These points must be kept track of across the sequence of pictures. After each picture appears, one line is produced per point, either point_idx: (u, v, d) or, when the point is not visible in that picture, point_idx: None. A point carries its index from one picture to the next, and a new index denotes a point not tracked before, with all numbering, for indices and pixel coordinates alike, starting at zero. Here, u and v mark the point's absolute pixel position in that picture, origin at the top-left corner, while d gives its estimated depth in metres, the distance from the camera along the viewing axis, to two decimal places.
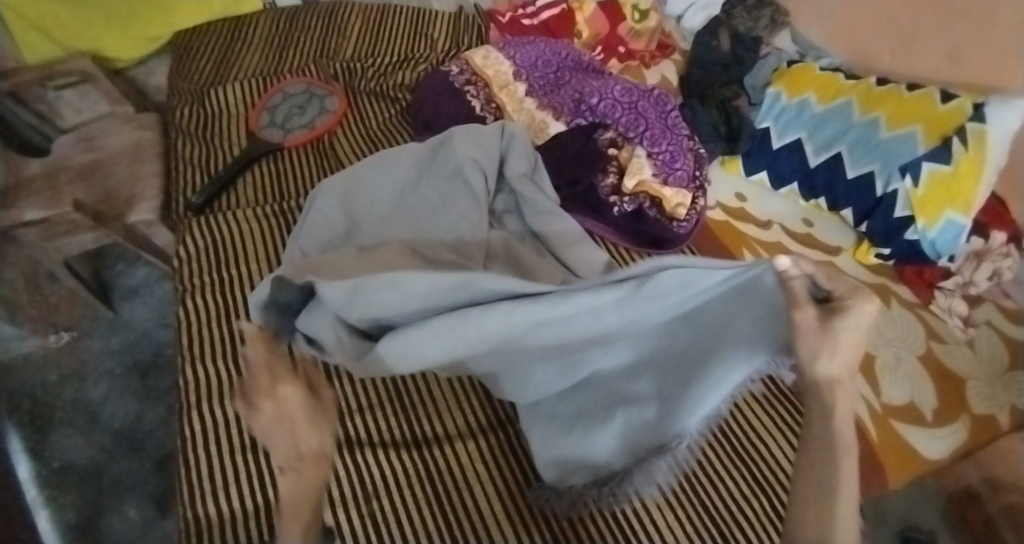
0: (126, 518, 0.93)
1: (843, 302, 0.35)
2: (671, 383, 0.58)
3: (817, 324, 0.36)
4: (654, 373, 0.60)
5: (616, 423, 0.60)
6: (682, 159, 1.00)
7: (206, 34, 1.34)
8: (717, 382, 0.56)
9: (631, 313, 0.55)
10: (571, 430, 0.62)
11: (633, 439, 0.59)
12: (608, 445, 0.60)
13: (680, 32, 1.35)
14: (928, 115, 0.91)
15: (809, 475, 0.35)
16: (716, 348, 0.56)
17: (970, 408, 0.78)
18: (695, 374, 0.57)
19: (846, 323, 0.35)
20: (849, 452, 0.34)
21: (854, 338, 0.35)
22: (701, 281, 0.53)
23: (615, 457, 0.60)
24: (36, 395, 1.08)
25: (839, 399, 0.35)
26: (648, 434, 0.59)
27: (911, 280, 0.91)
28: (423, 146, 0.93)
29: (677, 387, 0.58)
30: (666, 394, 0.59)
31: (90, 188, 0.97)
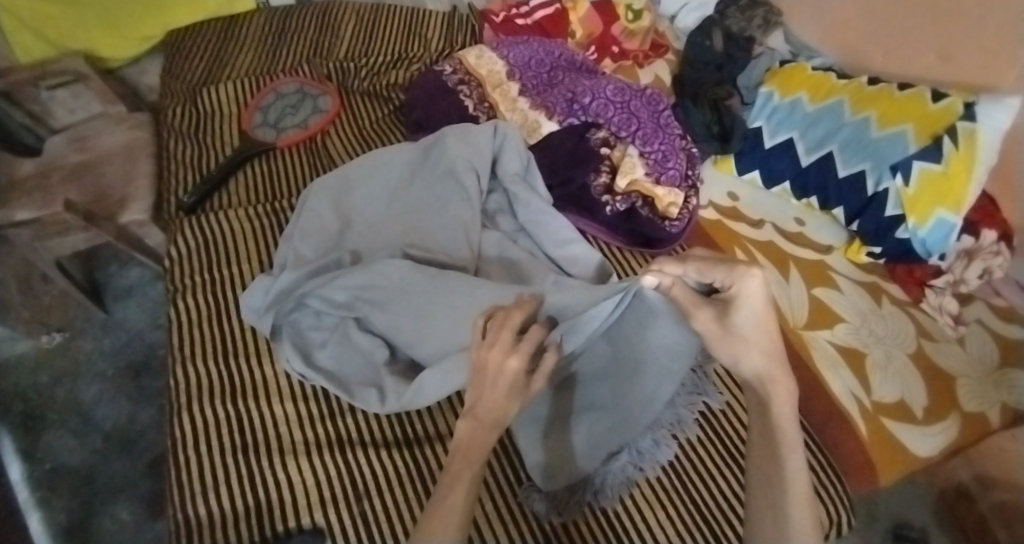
0: (118, 519, 0.93)
1: (730, 291, 0.41)
2: (628, 390, 0.66)
3: (715, 327, 0.42)
4: (606, 380, 0.68)
5: (580, 428, 0.66)
6: (674, 158, 1.00)
7: (198, 33, 1.34)
8: (662, 387, 0.66)
9: (580, 334, 0.63)
10: (547, 433, 0.65)
11: (596, 445, 0.66)
12: (573, 452, 0.65)
13: (673, 32, 1.35)
14: (918, 113, 0.91)
15: (766, 482, 0.41)
16: (654, 359, 0.65)
17: (960, 405, 0.78)
18: (638, 385, 0.66)
19: (742, 307, 0.40)
20: (792, 449, 0.40)
21: (747, 326, 0.40)
22: (599, 308, 0.62)
23: (583, 465, 0.65)
24: (28, 396, 1.08)
25: (778, 396, 0.40)
26: (608, 440, 0.66)
27: (901, 278, 0.92)
28: (418, 147, 0.93)
29: (635, 396, 0.66)
30: (620, 399, 0.66)
31: (82, 188, 0.97)
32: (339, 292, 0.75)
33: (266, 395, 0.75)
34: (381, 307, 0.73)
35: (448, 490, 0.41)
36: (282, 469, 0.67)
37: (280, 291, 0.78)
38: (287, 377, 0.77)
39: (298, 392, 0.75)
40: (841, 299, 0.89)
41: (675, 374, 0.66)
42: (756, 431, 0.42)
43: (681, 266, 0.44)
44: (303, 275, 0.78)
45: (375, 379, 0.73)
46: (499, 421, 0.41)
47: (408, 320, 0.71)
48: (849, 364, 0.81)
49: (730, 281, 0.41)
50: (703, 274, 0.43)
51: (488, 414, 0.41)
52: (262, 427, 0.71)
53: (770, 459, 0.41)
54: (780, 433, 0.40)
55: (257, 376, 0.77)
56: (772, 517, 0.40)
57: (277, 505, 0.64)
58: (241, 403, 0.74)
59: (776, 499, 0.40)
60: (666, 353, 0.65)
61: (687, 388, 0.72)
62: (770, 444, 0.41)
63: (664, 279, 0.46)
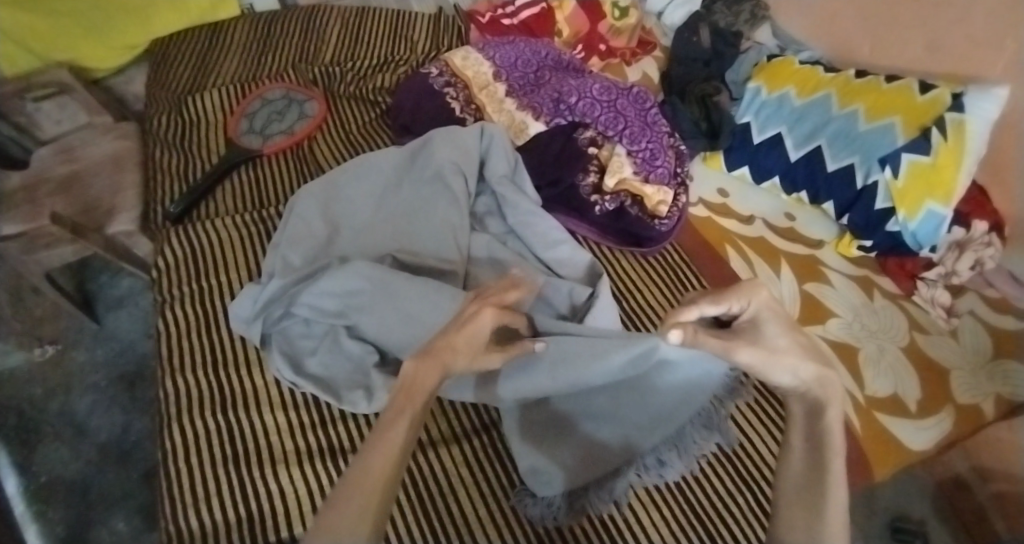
0: (115, 531, 0.93)
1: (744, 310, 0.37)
2: (640, 410, 0.61)
3: (761, 353, 0.35)
4: (606, 393, 0.63)
5: (576, 437, 0.64)
6: (663, 156, 0.99)
7: (183, 41, 1.33)
8: (676, 414, 0.60)
9: (585, 371, 0.59)
10: (542, 438, 0.64)
11: (591, 452, 0.63)
12: (566, 462, 0.63)
13: (661, 29, 1.34)
14: (907, 106, 0.91)
15: (797, 483, 0.36)
16: (675, 391, 0.58)
17: (954, 397, 0.78)
18: (647, 405, 0.61)
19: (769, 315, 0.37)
20: (838, 453, 0.36)
21: (781, 339, 0.36)
22: (604, 357, 0.58)
23: (577, 477, 0.62)
24: (22, 409, 1.07)
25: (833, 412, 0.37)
26: (605, 450, 0.63)
27: (892, 271, 0.91)
28: (404, 151, 0.92)
29: (646, 417, 0.61)
30: (621, 412, 0.62)
31: (69, 201, 0.96)
32: (323, 300, 0.74)
33: (256, 404, 0.74)
34: (366, 313, 0.72)
35: (388, 423, 0.36)
36: (275, 479, 0.67)
37: (266, 297, 0.77)
38: (277, 386, 0.76)
39: (289, 400, 0.75)
40: (833, 294, 0.88)
41: (695, 402, 0.59)
42: (796, 439, 0.38)
43: (693, 305, 0.36)
44: (291, 283, 0.77)
45: (362, 380, 0.72)
46: (447, 364, 0.39)
47: (394, 324, 0.70)
48: (843, 358, 0.80)
49: (751, 302, 0.36)
50: (719, 301, 0.36)
51: (441, 350, 0.39)
52: (254, 436, 0.71)
53: (812, 472, 0.36)
54: (829, 434, 0.37)
55: (248, 385, 0.76)
56: (803, 518, 0.35)
57: (270, 514, 0.63)
58: (232, 413, 0.73)
59: (810, 513, 0.35)
60: (691, 386, 0.57)
61: (700, 420, 0.60)
62: (814, 448, 0.37)
63: (685, 333, 0.36)
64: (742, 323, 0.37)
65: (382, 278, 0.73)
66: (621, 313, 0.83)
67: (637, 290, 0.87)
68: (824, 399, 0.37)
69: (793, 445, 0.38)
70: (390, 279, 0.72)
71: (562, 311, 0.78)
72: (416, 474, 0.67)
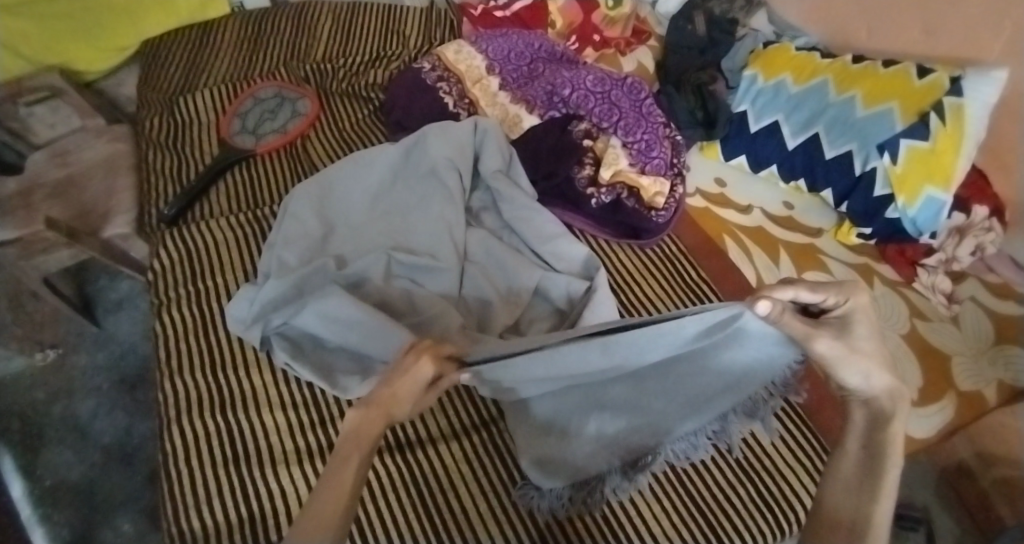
0: (121, 532, 0.93)
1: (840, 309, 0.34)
2: (675, 398, 0.57)
3: (841, 350, 0.34)
4: (634, 381, 0.58)
5: (590, 429, 0.61)
6: (659, 146, 0.99)
7: (173, 41, 1.33)
8: (716, 400, 0.57)
9: (624, 355, 0.51)
10: (549, 431, 0.62)
11: (609, 445, 0.61)
12: (584, 452, 0.61)
13: (655, 18, 1.33)
14: (904, 90, 0.90)
15: (849, 471, 0.37)
16: (722, 377, 0.55)
17: (956, 384, 0.78)
18: (682, 393, 0.57)
19: (861, 320, 0.34)
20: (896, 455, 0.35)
21: (869, 341, 0.34)
22: (675, 329, 0.47)
23: (592, 465, 0.61)
24: (25, 414, 1.07)
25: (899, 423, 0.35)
26: (625, 438, 0.61)
27: (892, 258, 0.90)
28: (399, 147, 0.91)
29: (679, 405, 0.58)
30: (647, 401, 0.58)
31: (65, 205, 0.96)
32: (309, 317, 0.73)
33: (256, 405, 0.74)
34: (341, 320, 0.71)
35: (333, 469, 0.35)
36: (275, 479, 0.67)
37: (264, 302, 0.76)
38: (276, 386, 0.76)
39: (287, 400, 0.75)
40: None
41: (743, 391, 0.56)
42: (853, 442, 0.37)
43: (791, 287, 0.33)
44: (290, 289, 0.77)
45: (358, 367, 0.74)
46: (393, 414, 0.36)
47: (376, 337, 0.70)
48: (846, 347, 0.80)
49: (851, 298, 0.33)
50: (816, 290, 0.33)
51: (383, 400, 0.35)
52: (253, 437, 0.71)
53: (867, 469, 0.36)
54: (890, 444, 0.35)
55: (247, 386, 0.76)
56: (846, 495, 0.37)
57: (271, 515, 0.63)
58: (230, 415, 0.73)
59: (861, 500, 0.36)
60: (741, 378, 0.54)
61: (744, 408, 0.59)
62: (871, 451, 0.36)
63: (773, 307, 0.33)
64: (830, 318, 0.35)
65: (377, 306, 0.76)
66: (618, 306, 0.83)
67: (636, 283, 0.87)
68: (891, 410, 0.36)
69: (848, 448, 0.38)
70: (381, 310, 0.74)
71: (561, 305, 0.79)
72: (379, 476, 0.66)
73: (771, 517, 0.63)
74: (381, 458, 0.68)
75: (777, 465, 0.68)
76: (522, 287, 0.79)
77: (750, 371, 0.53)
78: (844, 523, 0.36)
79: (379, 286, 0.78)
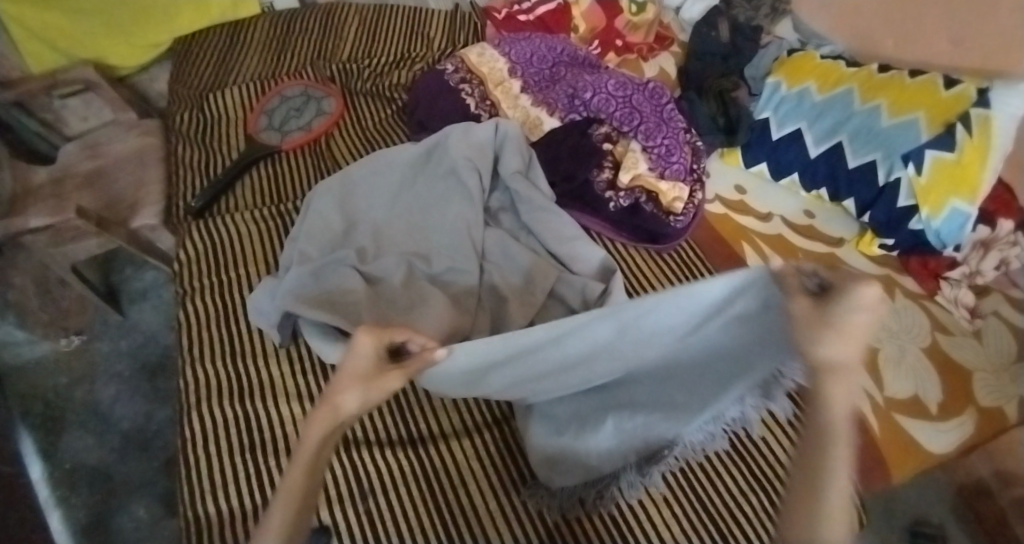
0: (136, 516, 0.95)
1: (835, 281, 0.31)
2: (693, 389, 0.55)
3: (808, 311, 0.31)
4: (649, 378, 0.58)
5: (608, 428, 0.60)
6: (679, 152, 0.98)
7: (205, 39, 1.36)
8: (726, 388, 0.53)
9: (634, 337, 0.51)
10: (564, 431, 0.63)
11: (629, 444, 0.60)
12: (598, 450, 0.61)
13: (679, 24, 1.33)
14: (930, 101, 0.89)
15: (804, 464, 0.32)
16: (734, 360, 0.51)
17: (977, 400, 0.76)
18: (699, 383, 0.55)
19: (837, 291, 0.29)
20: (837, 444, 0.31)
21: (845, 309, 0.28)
22: (680, 302, 0.47)
23: (604, 464, 0.62)
24: (48, 397, 1.10)
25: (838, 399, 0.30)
26: (642, 437, 0.60)
27: (915, 271, 0.89)
28: (419, 147, 0.92)
29: (692, 395, 0.55)
30: (663, 393, 0.58)
31: (94, 194, 0.99)
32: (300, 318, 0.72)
33: (273, 394, 0.75)
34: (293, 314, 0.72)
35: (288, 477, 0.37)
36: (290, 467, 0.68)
37: (292, 287, 0.76)
38: (293, 376, 0.77)
39: (304, 391, 0.76)
40: None
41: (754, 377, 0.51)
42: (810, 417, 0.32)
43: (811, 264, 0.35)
44: (311, 282, 0.77)
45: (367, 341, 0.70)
46: (338, 411, 0.37)
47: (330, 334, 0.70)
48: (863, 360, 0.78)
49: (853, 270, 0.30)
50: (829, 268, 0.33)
51: (328, 399, 0.37)
52: (270, 425, 0.72)
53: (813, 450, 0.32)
54: (832, 428, 0.31)
55: (265, 376, 0.77)
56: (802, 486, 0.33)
57: None
58: (248, 403, 0.74)
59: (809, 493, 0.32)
60: (751, 358, 0.50)
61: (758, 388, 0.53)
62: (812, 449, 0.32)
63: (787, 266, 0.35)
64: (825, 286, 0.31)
65: (357, 305, 0.74)
66: None
67: (651, 287, 0.87)
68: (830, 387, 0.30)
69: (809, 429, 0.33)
70: (363, 309, 0.74)
71: (577, 307, 0.79)
72: (388, 466, 0.67)
73: None
74: (391, 452, 0.69)
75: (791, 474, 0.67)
76: (539, 287, 0.80)
77: (760, 358, 0.49)
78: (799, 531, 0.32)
79: (398, 287, 0.78)
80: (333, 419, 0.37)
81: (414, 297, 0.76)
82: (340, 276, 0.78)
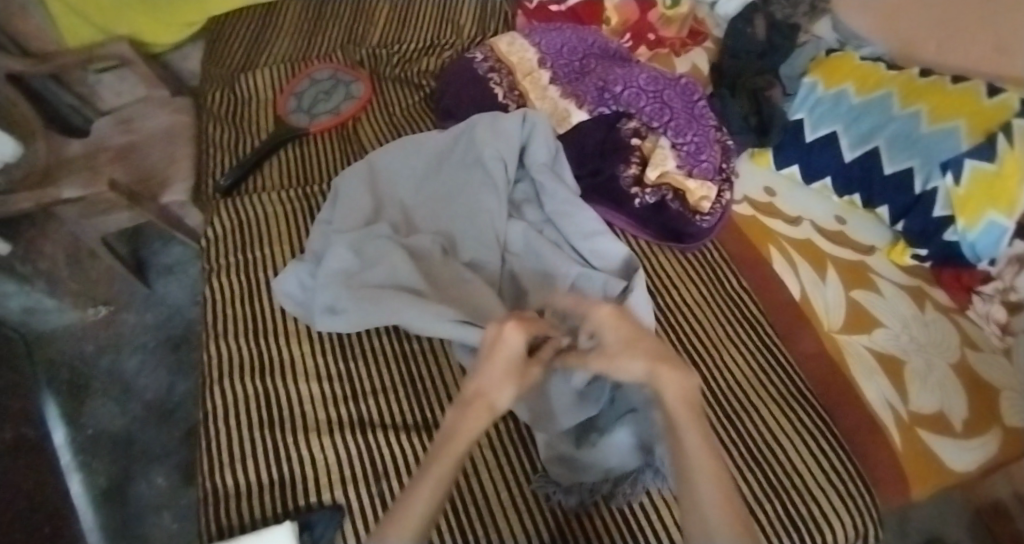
0: (155, 485, 0.98)
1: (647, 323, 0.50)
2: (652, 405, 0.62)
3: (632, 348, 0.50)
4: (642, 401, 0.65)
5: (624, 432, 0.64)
6: (708, 150, 0.97)
7: (238, 20, 1.37)
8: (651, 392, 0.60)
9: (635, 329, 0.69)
10: (583, 439, 0.66)
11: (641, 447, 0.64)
12: (615, 455, 0.64)
13: (713, 19, 1.30)
14: (971, 109, 0.86)
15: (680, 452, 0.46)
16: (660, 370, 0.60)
17: (1003, 420, 0.73)
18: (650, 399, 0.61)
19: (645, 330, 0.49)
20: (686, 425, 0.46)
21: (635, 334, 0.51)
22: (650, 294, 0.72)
23: (622, 467, 0.64)
24: (74, 364, 1.13)
25: (672, 388, 0.48)
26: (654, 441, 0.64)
27: (946, 283, 0.87)
28: (448, 135, 0.93)
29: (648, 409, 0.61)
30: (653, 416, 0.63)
31: (126, 168, 1.05)
32: (357, 308, 0.73)
33: (291, 373, 0.76)
34: (348, 313, 0.74)
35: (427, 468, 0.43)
36: (307, 446, 0.68)
37: (336, 270, 0.78)
38: (312, 357, 0.78)
39: (322, 372, 0.76)
40: (881, 303, 0.84)
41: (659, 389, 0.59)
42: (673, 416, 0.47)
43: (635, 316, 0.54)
44: (353, 260, 0.79)
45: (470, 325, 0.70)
46: (492, 407, 0.45)
47: (422, 318, 0.70)
48: (887, 372, 0.77)
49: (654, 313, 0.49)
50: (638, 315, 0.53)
51: (479, 396, 0.46)
52: (288, 404, 0.73)
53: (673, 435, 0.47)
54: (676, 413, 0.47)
55: (286, 354, 0.78)
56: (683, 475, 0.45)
57: (300, 480, 0.65)
58: (268, 381, 0.75)
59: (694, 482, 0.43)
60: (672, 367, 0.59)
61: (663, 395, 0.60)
62: (679, 443, 0.46)
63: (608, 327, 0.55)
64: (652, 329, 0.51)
65: (414, 287, 0.75)
66: (654, 309, 0.84)
67: (673, 289, 0.87)
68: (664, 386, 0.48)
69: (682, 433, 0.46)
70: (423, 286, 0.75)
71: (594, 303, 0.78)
72: (403, 449, 0.68)
73: (796, 536, 0.61)
74: (405, 437, 0.69)
75: (809, 485, 0.66)
76: (558, 283, 0.79)
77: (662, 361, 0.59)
78: (689, 502, 0.43)
79: (439, 265, 0.80)
80: (488, 411, 0.45)
81: (454, 281, 0.78)
82: (379, 248, 0.79)
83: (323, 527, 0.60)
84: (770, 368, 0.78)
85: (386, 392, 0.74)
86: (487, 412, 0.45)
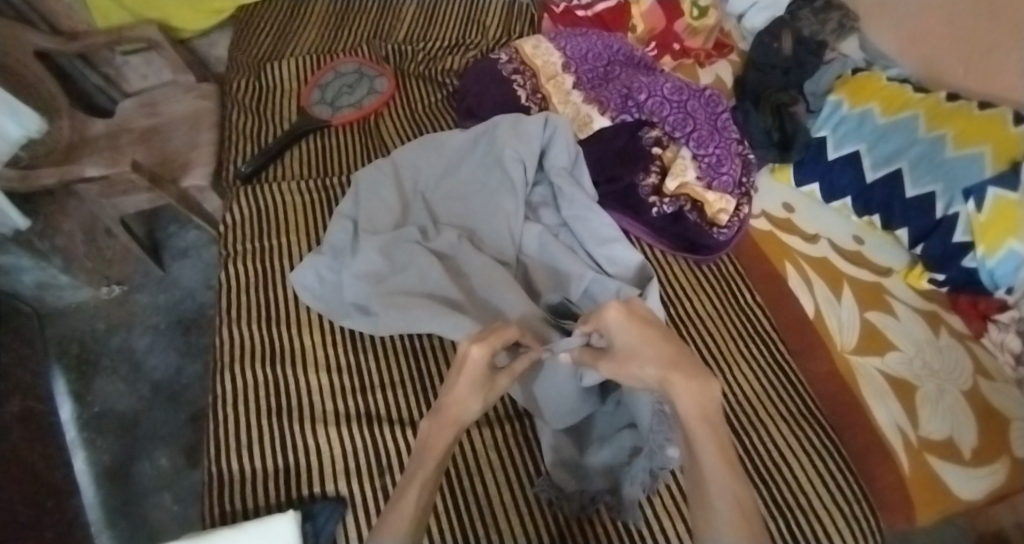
0: (158, 465, 0.98)
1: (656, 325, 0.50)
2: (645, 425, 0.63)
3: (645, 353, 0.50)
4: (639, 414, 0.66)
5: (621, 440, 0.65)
6: (729, 163, 0.96)
7: (267, 9, 1.38)
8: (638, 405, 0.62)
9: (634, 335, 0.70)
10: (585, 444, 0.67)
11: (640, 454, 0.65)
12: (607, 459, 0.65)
13: (739, 32, 1.30)
14: (997, 136, 0.84)
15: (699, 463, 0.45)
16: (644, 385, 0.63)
17: (1013, 449, 0.71)
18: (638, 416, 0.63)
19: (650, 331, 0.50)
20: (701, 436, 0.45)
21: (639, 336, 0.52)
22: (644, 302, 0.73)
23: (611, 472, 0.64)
24: (84, 341, 1.15)
25: (686, 397, 0.46)
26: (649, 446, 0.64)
27: (963, 309, 0.84)
28: (468, 133, 0.92)
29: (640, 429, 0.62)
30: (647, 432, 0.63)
31: (148, 151, 1.07)
32: (383, 313, 0.74)
33: (301, 363, 0.76)
34: (378, 318, 0.75)
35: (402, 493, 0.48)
36: (313, 436, 0.68)
37: (367, 273, 0.79)
38: (324, 347, 0.78)
39: (331, 362, 0.76)
40: (895, 325, 0.83)
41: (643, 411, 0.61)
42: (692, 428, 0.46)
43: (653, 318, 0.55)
44: (382, 262, 0.79)
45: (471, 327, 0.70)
46: (460, 419, 0.51)
47: (430, 319, 0.71)
48: (898, 396, 0.76)
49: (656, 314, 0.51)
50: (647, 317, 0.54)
51: (453, 411, 0.51)
52: (299, 393, 0.73)
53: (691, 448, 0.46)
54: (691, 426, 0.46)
55: (298, 342, 0.78)
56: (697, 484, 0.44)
57: (303, 470, 0.66)
58: (278, 369, 0.75)
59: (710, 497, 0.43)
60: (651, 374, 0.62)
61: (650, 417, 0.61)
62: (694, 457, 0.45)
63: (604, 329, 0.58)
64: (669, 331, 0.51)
65: (434, 286, 0.76)
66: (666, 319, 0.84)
67: (685, 299, 0.87)
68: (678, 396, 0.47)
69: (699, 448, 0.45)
70: (447, 286, 0.75)
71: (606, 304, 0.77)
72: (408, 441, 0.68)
73: None
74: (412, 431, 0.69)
75: (814, 505, 0.65)
76: (571, 288, 0.79)
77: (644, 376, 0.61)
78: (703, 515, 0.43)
79: (466, 256, 0.79)
80: (456, 427, 0.51)
81: (474, 282, 0.77)
82: (407, 254, 0.79)
83: (325, 518, 0.60)
84: (779, 385, 0.77)
85: (395, 388, 0.73)
86: (455, 427, 0.51)
